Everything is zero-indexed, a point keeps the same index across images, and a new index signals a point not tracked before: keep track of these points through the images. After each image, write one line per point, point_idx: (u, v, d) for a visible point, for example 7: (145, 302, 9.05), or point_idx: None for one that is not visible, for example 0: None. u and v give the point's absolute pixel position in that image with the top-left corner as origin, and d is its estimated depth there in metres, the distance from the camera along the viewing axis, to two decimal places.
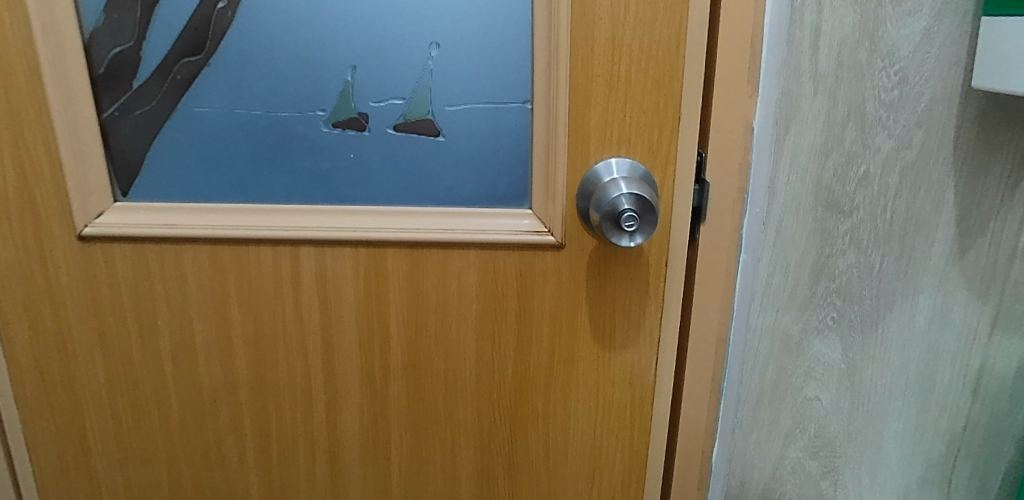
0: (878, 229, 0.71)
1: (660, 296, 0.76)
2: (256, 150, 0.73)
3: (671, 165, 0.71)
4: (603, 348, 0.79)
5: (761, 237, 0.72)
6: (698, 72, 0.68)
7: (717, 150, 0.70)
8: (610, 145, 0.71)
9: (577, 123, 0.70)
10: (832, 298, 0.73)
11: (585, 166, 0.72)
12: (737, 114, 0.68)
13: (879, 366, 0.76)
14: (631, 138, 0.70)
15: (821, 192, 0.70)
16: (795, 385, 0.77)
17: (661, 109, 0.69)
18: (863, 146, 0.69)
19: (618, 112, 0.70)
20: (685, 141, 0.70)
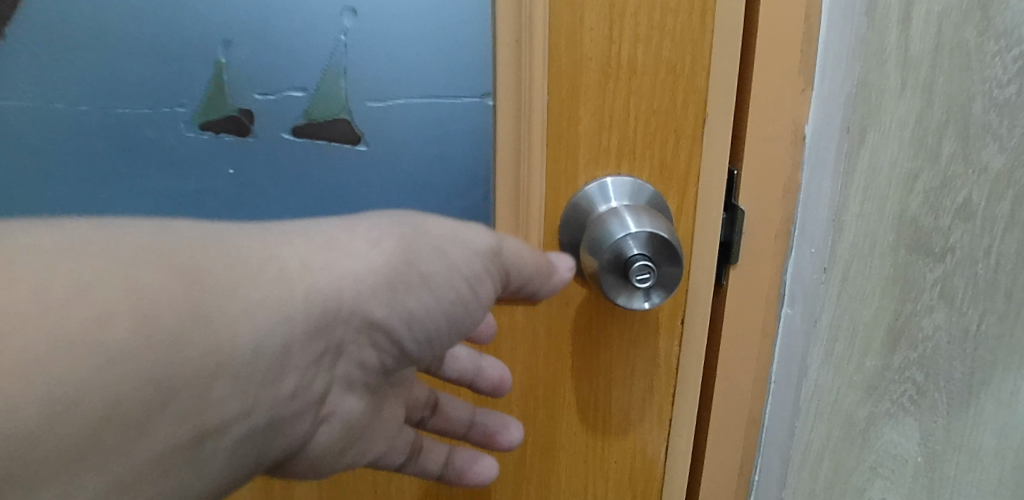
0: (977, 277, 0.51)
1: (672, 366, 0.53)
2: (95, 147, 0.54)
3: (693, 187, 0.48)
4: (595, 437, 0.56)
5: (819, 290, 0.50)
6: (734, 55, 0.45)
7: (758, 170, 0.48)
8: (607, 160, 0.48)
9: (560, 129, 0.47)
10: (913, 371, 0.53)
11: (571, 190, 0.48)
12: (782, 114, 0.46)
13: (968, 457, 0.56)
14: (636, 149, 0.47)
15: (905, 226, 0.49)
16: (856, 486, 0.56)
17: (680, 109, 0.46)
18: (965, 162, 0.49)
19: (618, 115, 0.47)
20: (712, 156, 0.47)
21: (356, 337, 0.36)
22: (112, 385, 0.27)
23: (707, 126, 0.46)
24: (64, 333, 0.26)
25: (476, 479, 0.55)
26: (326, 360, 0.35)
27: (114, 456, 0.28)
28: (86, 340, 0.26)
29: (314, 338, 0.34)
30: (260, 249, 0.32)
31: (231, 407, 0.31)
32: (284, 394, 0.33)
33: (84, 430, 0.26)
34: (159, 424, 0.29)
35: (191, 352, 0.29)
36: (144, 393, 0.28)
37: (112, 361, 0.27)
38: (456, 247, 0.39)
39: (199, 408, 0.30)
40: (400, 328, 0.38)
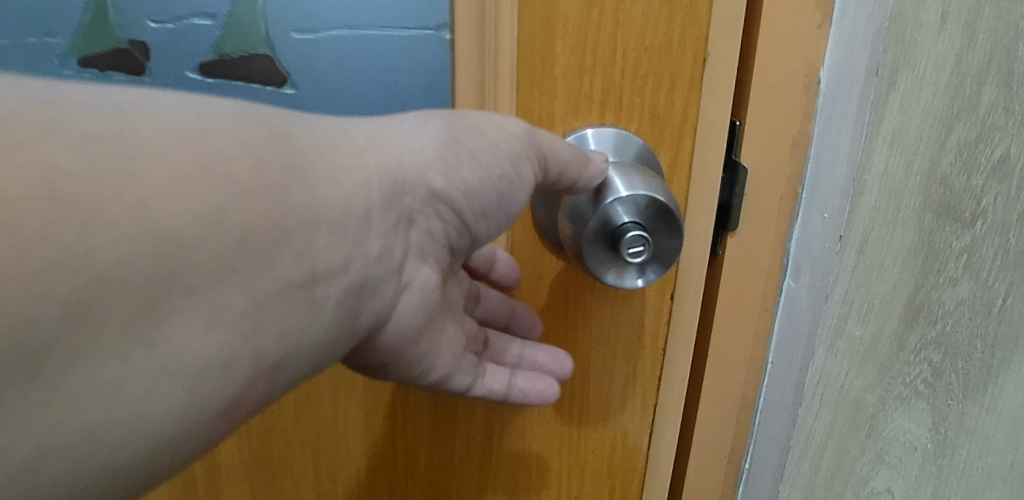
0: (1007, 247, 0.45)
1: (660, 346, 0.44)
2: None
3: (689, 142, 0.39)
4: (568, 427, 0.46)
5: (833, 262, 0.43)
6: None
7: (767, 122, 0.39)
8: (590, 109, 0.39)
9: (536, 68, 0.38)
10: (930, 351, 0.47)
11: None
12: (796, 51, 0.37)
13: (981, 443, 0.51)
14: (624, 93, 0.38)
15: (933, 188, 0.42)
16: (859, 476, 0.50)
17: (675, 44, 0.37)
18: (1004, 114, 0.42)
19: (603, 52, 0.37)
20: (711, 103, 0.38)
21: (423, 207, 0.33)
22: (241, 215, 0.26)
23: (707, 67, 0.37)
24: (198, 159, 0.25)
25: (541, 396, 0.43)
26: (399, 228, 0.33)
27: (247, 287, 0.26)
28: (210, 173, 0.25)
29: (385, 205, 0.31)
30: (335, 126, 0.31)
31: (334, 253, 0.30)
32: (372, 256, 0.31)
33: (223, 253, 0.26)
34: (279, 263, 0.27)
35: (297, 197, 0.28)
36: (272, 218, 0.27)
37: (235, 193, 0.26)
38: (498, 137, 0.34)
39: (307, 255, 0.28)
40: (460, 204, 0.34)
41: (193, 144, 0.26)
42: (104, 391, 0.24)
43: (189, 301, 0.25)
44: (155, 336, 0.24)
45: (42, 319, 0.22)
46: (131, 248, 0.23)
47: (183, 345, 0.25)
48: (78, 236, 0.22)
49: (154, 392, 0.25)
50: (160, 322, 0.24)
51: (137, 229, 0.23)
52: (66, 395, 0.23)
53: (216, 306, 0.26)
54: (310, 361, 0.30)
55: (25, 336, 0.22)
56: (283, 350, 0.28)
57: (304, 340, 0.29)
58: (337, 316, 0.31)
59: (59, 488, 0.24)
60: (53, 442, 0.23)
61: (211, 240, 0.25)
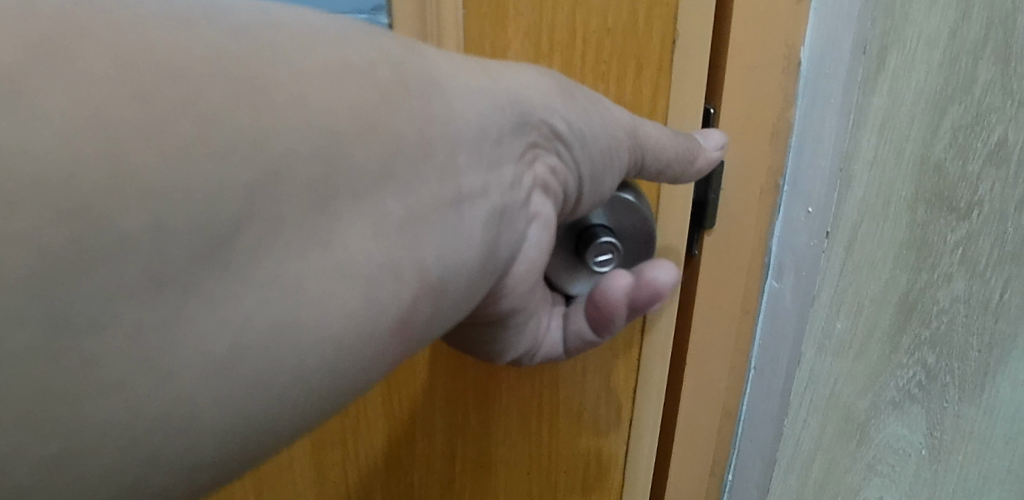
0: (1005, 239, 0.41)
1: (635, 357, 0.39)
2: None
3: None
4: (539, 446, 0.42)
5: (820, 261, 0.38)
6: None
7: (747, 109, 0.34)
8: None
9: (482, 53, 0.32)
10: (924, 352, 0.43)
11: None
12: (774, 27, 0.33)
13: (976, 447, 0.48)
14: (587, 80, 0.33)
15: (926, 177, 0.39)
16: (850, 487, 0.47)
17: (642, 23, 0.32)
18: (1004, 95, 0.38)
19: (560, 33, 0.32)
20: (686, 91, 0.33)
21: (544, 151, 0.27)
22: (390, 115, 0.21)
23: (679, 49, 0.32)
24: (346, 62, 0.20)
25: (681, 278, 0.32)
26: (524, 161, 0.26)
27: (403, 198, 0.21)
28: (354, 81, 0.20)
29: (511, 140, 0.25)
30: (445, 54, 0.25)
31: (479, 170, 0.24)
32: (505, 184, 0.25)
33: (380, 157, 0.21)
34: (417, 188, 0.22)
35: (432, 124, 0.22)
36: (417, 123, 0.22)
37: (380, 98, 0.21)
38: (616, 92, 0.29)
39: (446, 174, 0.23)
40: (589, 147, 0.28)
41: (335, 49, 0.21)
42: (286, 293, 0.19)
43: (353, 205, 0.20)
44: (329, 239, 0.19)
45: (217, 219, 0.17)
46: (305, 145, 0.19)
47: (350, 255, 0.20)
48: (250, 119, 0.18)
49: (332, 303, 0.20)
50: (331, 224, 0.19)
51: (302, 118, 0.19)
52: (247, 299, 0.18)
53: (376, 222, 0.21)
54: (456, 304, 0.24)
55: (206, 230, 0.17)
56: (442, 275, 0.23)
57: (462, 267, 0.24)
58: (479, 251, 0.24)
59: (251, 396, 0.18)
60: (243, 341, 0.18)
61: (371, 138, 0.20)
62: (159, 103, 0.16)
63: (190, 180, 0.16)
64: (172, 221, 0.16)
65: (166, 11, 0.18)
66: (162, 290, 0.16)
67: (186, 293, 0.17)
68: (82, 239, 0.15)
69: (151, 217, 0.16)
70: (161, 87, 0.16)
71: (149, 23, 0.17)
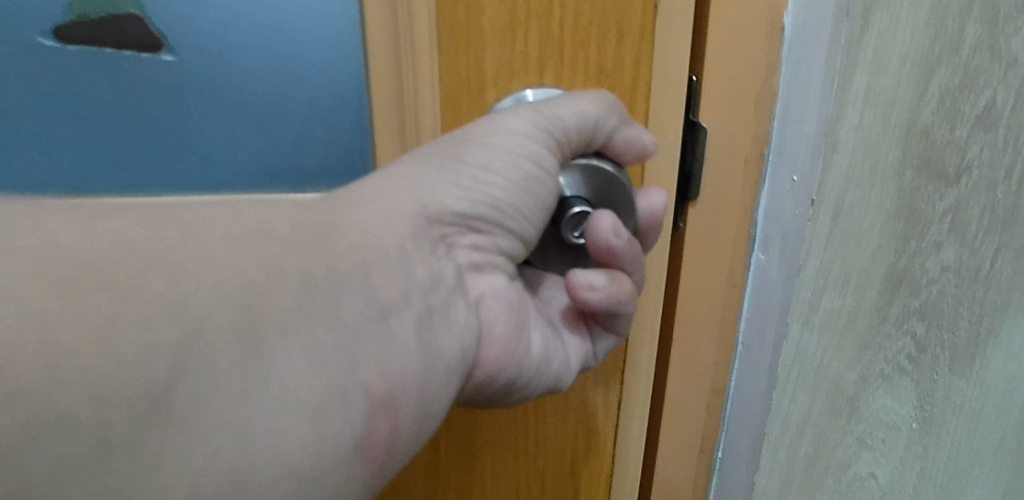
0: (994, 205, 0.41)
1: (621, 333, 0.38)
2: None
3: (643, 105, 0.32)
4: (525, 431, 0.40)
5: (807, 230, 0.37)
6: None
7: (730, 76, 0.33)
8: (524, 69, 0.31)
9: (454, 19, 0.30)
10: (913, 323, 0.42)
11: (476, 110, 0.31)
12: None
13: (968, 420, 0.47)
14: (565, 47, 0.31)
15: (913, 142, 0.38)
16: (841, 462, 0.46)
17: None
18: (990, 56, 0.37)
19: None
20: (671, 58, 0.32)
21: (456, 244, 0.28)
22: (302, 252, 0.22)
23: (662, 14, 0.30)
24: (243, 218, 0.21)
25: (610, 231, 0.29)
26: (442, 253, 0.27)
27: (330, 325, 0.22)
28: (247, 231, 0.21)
29: (424, 254, 0.26)
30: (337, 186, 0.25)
31: (394, 282, 0.24)
32: (424, 284, 0.26)
33: (296, 291, 0.21)
34: (344, 307, 0.22)
35: (340, 248, 0.23)
36: (326, 251, 0.22)
37: (283, 242, 0.21)
38: (514, 124, 0.28)
39: (366, 289, 0.23)
40: (507, 220, 0.29)
41: (228, 211, 0.21)
42: (232, 433, 0.19)
43: (282, 339, 0.20)
44: (266, 375, 0.20)
45: (145, 371, 0.18)
46: (214, 291, 0.19)
47: (290, 377, 0.20)
48: (165, 281, 0.19)
49: (283, 436, 0.20)
50: (264, 364, 0.20)
51: (210, 276, 0.19)
52: (200, 436, 0.18)
53: (309, 347, 0.21)
54: (415, 409, 0.24)
55: (135, 382, 0.17)
56: (390, 384, 0.23)
57: (406, 376, 0.24)
58: (420, 360, 0.25)
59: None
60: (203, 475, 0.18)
61: (284, 277, 0.21)
62: (55, 272, 0.17)
63: (128, 340, 0.17)
64: (105, 383, 0.17)
65: (59, 205, 0.18)
66: (125, 436, 0.17)
67: (135, 442, 0.17)
68: (30, 410, 0.16)
69: (71, 372, 0.16)
70: (70, 272, 0.17)
71: (43, 211, 0.18)
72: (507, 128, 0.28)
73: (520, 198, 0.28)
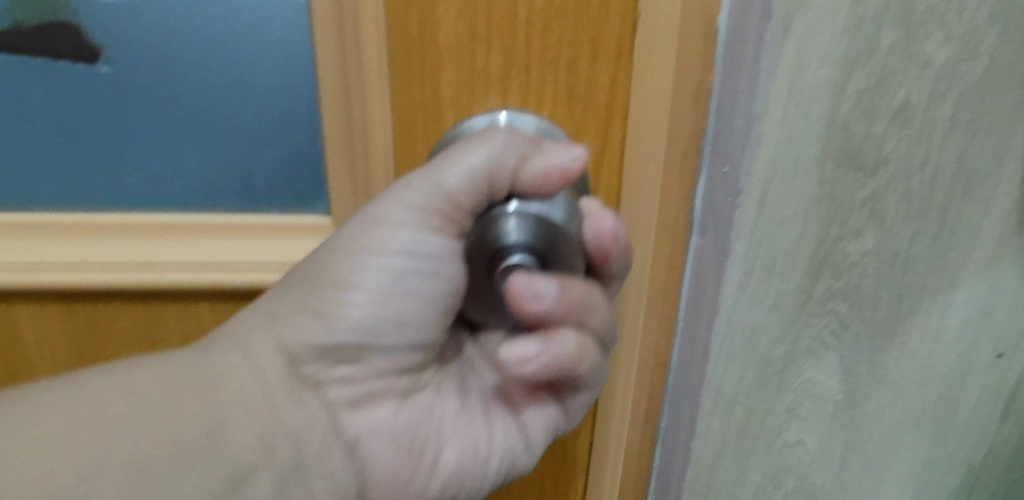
0: (912, 195, 0.44)
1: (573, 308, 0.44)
2: None
3: (618, 130, 0.38)
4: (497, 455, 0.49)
5: (737, 217, 0.40)
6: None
7: (669, 87, 0.37)
8: (484, 87, 0.36)
9: (409, 40, 0.35)
10: (837, 302, 0.46)
11: (434, 131, 0.37)
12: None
13: (891, 391, 0.50)
14: (534, 64, 0.36)
15: (834, 136, 0.41)
16: (772, 430, 0.50)
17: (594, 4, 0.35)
18: (906, 58, 0.40)
19: (497, 17, 0.34)
20: (643, 77, 0.36)
21: (331, 373, 0.37)
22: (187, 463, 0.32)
23: (639, 35, 0.35)
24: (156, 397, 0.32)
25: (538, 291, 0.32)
26: (310, 391, 0.36)
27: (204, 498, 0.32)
28: (159, 412, 0.32)
29: (293, 396, 0.36)
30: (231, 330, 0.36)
31: (261, 432, 0.34)
32: (290, 428, 0.35)
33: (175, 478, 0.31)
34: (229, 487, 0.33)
35: (213, 433, 0.33)
36: (211, 432, 0.33)
37: (167, 441, 0.31)
38: (386, 227, 0.35)
39: (219, 458, 0.32)
40: (368, 345, 0.36)
41: (144, 381, 0.33)
42: None
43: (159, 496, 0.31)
44: None
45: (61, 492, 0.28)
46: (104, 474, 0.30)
47: None
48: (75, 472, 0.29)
49: None
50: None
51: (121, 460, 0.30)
52: None
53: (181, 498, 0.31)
54: None
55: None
56: None
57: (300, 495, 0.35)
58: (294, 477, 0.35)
59: None
60: None
61: (166, 466, 0.31)
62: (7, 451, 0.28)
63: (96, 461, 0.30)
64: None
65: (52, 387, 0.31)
66: None
67: None
68: None
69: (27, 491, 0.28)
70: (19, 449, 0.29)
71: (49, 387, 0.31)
72: (371, 263, 0.35)
73: (383, 326, 0.36)
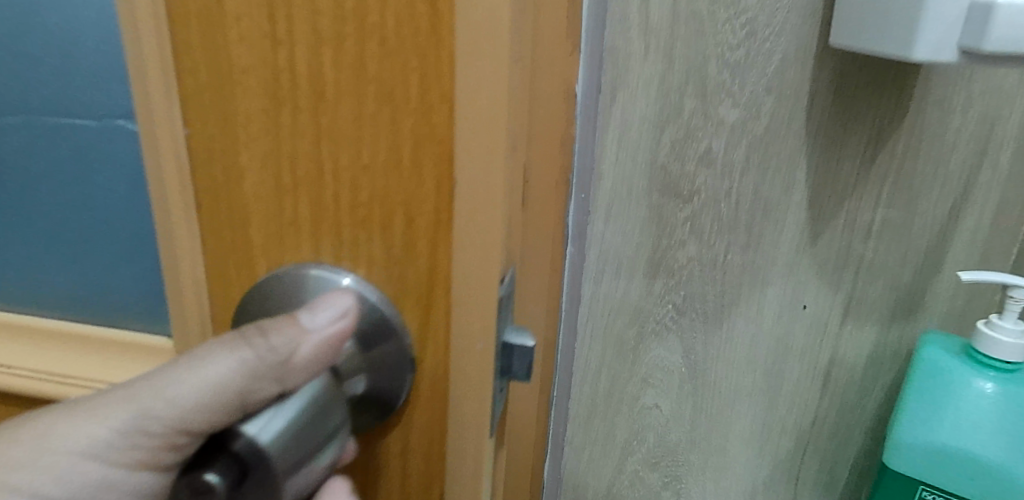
0: (722, 216, 0.59)
1: None
2: None
3: (440, 302, 0.33)
4: None
5: (588, 228, 0.56)
6: (505, 35, 0.28)
7: (494, 259, 0.32)
8: (297, 237, 0.33)
9: (211, 183, 0.33)
10: (672, 296, 0.62)
11: (248, 278, 0.34)
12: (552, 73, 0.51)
13: (724, 366, 0.66)
14: (344, 226, 0.32)
15: (656, 173, 0.57)
16: (632, 394, 0.65)
17: (407, 163, 0.31)
18: (704, 118, 0.56)
19: (303, 168, 0.31)
20: (475, 224, 0.31)
21: None
22: None
23: (456, 202, 0.31)
24: None
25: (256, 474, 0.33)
26: None
27: None
28: None
29: None
30: None
31: None
32: None
33: None
34: None
35: None
36: None
37: None
38: (127, 402, 0.34)
39: None
40: None
41: None
42: None
43: None
44: None
45: None
46: None
47: None
48: None
49: None
50: None
51: None
52: None
53: None
54: None
55: None
56: None
57: None
58: None
59: None
60: None
61: None
62: None
63: None
64: None
65: None
66: None
67: None
68: None
69: None
70: None
71: None
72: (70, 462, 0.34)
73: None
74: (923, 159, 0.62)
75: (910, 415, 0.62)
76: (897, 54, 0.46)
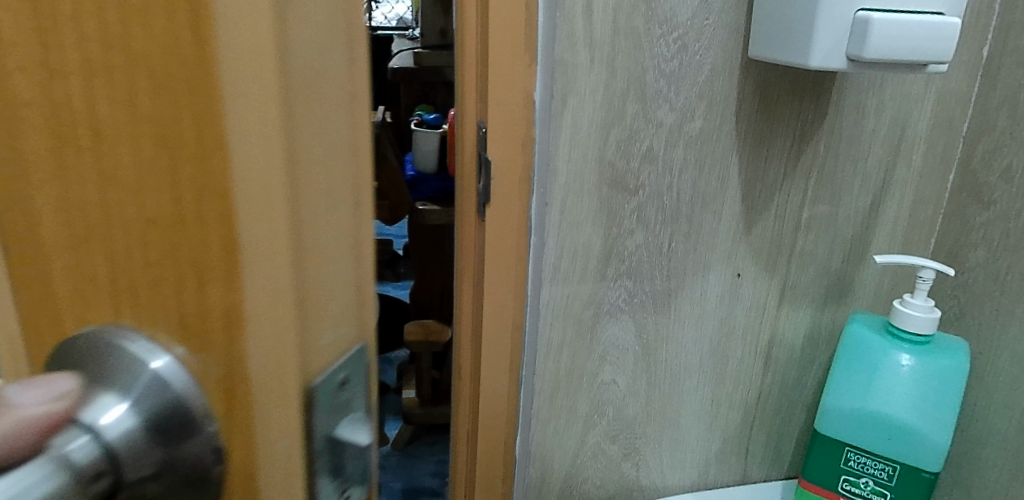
0: (665, 207, 0.67)
1: (469, 267, 0.74)
2: None
3: (242, 397, 0.21)
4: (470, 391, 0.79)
5: (546, 217, 0.66)
6: (270, 5, 0.18)
7: (298, 360, 0.22)
8: (98, 301, 0.22)
9: (18, 239, 0.23)
10: (624, 279, 0.69)
11: (57, 336, 0.23)
12: (516, 88, 0.63)
13: (674, 345, 0.73)
14: (135, 297, 0.21)
15: (604, 170, 0.65)
16: (591, 371, 0.73)
17: (190, 218, 0.20)
18: (645, 120, 0.64)
19: (90, 211, 0.21)
20: (260, 271, 0.20)
21: None
22: None
23: (246, 267, 0.20)
24: None
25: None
26: None
27: None
28: None
29: None
30: None
31: None
32: None
33: None
34: None
35: None
36: None
37: None
38: None
39: None
40: None
41: None
42: None
43: None
44: None
45: None
46: None
47: None
48: None
49: None
50: None
51: None
52: None
53: None
54: None
55: None
56: None
57: None
58: None
59: None
60: None
61: None
62: None
63: None
64: None
65: None
66: None
67: None
68: None
69: None
70: None
71: None
72: None
73: None
74: (843, 157, 0.70)
75: (834, 379, 0.71)
76: (799, 60, 0.54)
